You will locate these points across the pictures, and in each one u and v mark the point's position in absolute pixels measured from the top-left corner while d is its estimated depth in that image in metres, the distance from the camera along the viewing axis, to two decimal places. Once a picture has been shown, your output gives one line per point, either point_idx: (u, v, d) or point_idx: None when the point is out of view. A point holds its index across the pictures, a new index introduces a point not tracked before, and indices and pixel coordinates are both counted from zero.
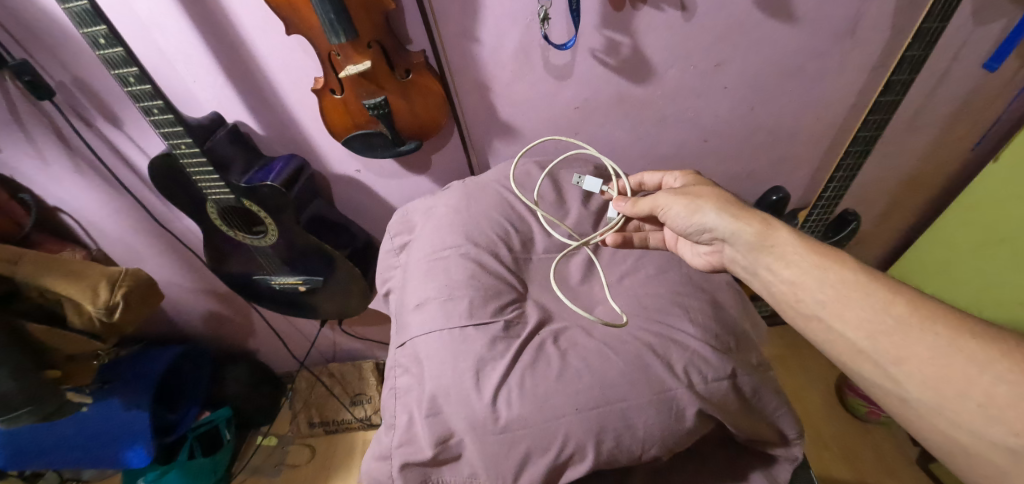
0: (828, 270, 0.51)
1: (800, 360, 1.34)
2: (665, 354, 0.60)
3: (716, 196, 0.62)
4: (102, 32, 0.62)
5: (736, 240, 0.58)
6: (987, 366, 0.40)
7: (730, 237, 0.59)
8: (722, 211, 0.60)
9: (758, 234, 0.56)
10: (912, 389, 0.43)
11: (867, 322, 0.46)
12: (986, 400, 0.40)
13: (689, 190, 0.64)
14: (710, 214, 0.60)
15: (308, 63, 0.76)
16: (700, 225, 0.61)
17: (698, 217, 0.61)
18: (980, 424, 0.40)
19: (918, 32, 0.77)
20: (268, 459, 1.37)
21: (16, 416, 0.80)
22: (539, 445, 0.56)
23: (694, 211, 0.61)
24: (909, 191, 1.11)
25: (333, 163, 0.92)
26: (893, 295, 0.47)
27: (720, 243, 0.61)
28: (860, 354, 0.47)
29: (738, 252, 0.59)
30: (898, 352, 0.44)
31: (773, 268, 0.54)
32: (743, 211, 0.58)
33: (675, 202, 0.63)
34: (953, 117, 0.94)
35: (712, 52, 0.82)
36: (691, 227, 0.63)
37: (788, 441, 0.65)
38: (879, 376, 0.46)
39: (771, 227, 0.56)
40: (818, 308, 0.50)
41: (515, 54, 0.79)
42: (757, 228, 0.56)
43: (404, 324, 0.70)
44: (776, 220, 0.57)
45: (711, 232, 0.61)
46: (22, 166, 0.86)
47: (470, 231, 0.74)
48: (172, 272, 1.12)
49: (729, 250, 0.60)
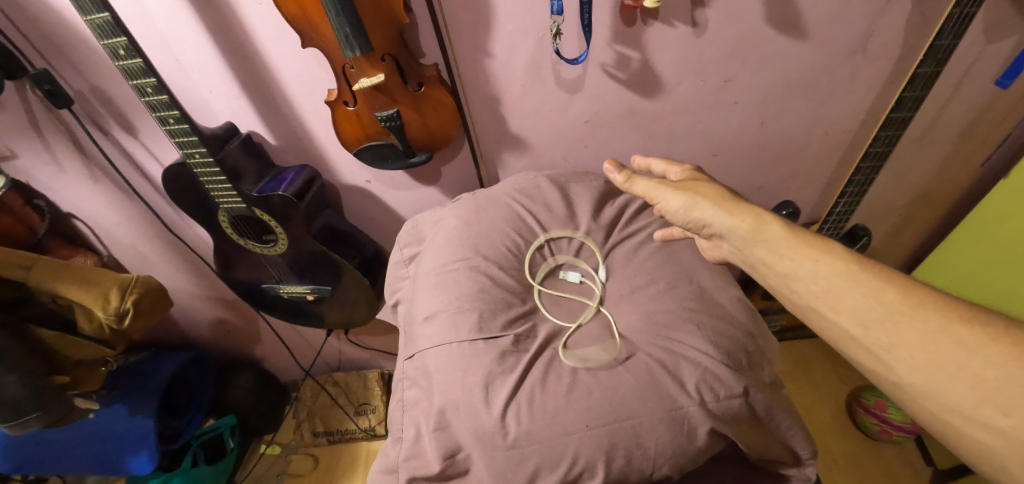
0: (821, 262, 0.50)
1: (810, 377, 1.33)
2: (677, 371, 0.59)
3: (713, 191, 0.61)
4: (122, 44, 0.62)
5: (731, 234, 0.58)
6: (976, 349, 0.39)
7: (726, 233, 0.59)
8: (718, 206, 0.59)
9: (751, 229, 0.56)
10: (904, 373, 0.43)
11: (859, 310, 0.46)
12: (975, 383, 0.39)
13: (687, 184, 0.63)
14: (706, 210, 0.60)
15: (323, 75, 0.77)
16: (697, 220, 0.61)
17: (695, 213, 0.61)
18: (971, 407, 0.39)
19: (929, 49, 0.77)
20: (271, 468, 1.36)
21: (24, 422, 0.79)
22: (549, 462, 0.55)
23: (693, 207, 0.61)
24: (921, 207, 1.10)
25: (343, 173, 0.93)
26: (884, 282, 0.46)
27: (718, 236, 0.61)
28: (853, 341, 0.46)
29: (735, 246, 0.59)
30: (890, 337, 0.44)
31: (768, 262, 0.55)
32: (738, 207, 0.58)
33: (672, 196, 0.62)
34: (966, 132, 0.94)
35: (722, 68, 0.82)
36: (689, 221, 0.63)
37: (801, 461, 0.64)
38: (871, 361, 0.45)
39: (764, 221, 0.55)
40: (812, 299, 0.50)
41: (527, 69, 0.79)
42: (749, 224, 0.56)
43: (413, 336, 0.70)
44: (769, 214, 0.56)
45: (708, 227, 0.61)
46: (38, 173, 0.87)
47: (481, 245, 0.73)
48: (181, 280, 1.12)
49: (727, 243, 0.60)
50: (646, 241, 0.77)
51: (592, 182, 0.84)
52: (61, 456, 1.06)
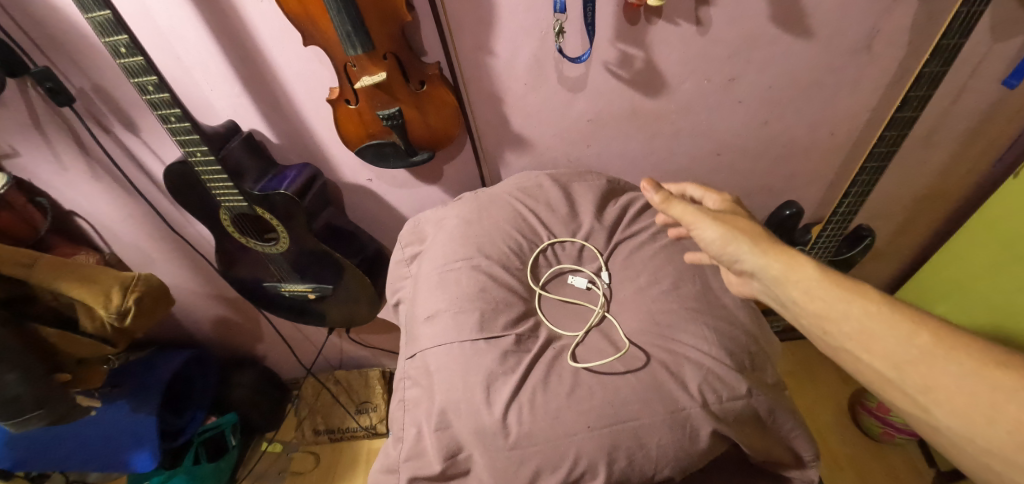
0: (853, 303, 0.47)
1: (813, 378, 1.33)
2: (679, 373, 0.59)
3: (751, 229, 0.57)
4: (123, 42, 0.62)
5: (763, 274, 0.54)
6: (1014, 395, 0.38)
7: (758, 272, 0.54)
8: (752, 243, 0.55)
9: (785, 268, 0.52)
10: (942, 417, 0.42)
11: (892, 353, 0.44)
12: (1015, 428, 0.38)
13: (724, 216, 0.59)
14: (741, 246, 0.56)
15: (324, 73, 0.76)
16: (730, 255, 0.57)
17: (728, 248, 0.57)
18: (1011, 452, 0.38)
19: (935, 49, 0.76)
20: (273, 466, 1.36)
21: (26, 419, 0.80)
22: (551, 462, 0.55)
23: (727, 242, 0.57)
24: (926, 207, 1.09)
25: (344, 172, 0.93)
26: (915, 325, 0.44)
27: (749, 275, 0.57)
28: (888, 383, 0.45)
29: (766, 286, 0.54)
30: (925, 382, 0.43)
31: (799, 303, 0.51)
32: (773, 246, 0.54)
33: (709, 227, 0.57)
34: (971, 132, 0.93)
35: (725, 66, 0.82)
36: (720, 255, 0.58)
37: (804, 463, 0.64)
38: (908, 404, 0.44)
39: (799, 262, 0.52)
40: (843, 340, 0.48)
41: (529, 67, 0.79)
42: (784, 263, 0.52)
43: (415, 336, 0.70)
44: (806, 257, 0.52)
45: (740, 265, 0.56)
46: (40, 171, 0.87)
47: (482, 244, 0.73)
48: (183, 278, 1.13)
49: (758, 283, 0.56)
50: (649, 241, 0.76)
51: (595, 181, 0.83)
52: (63, 453, 1.07)
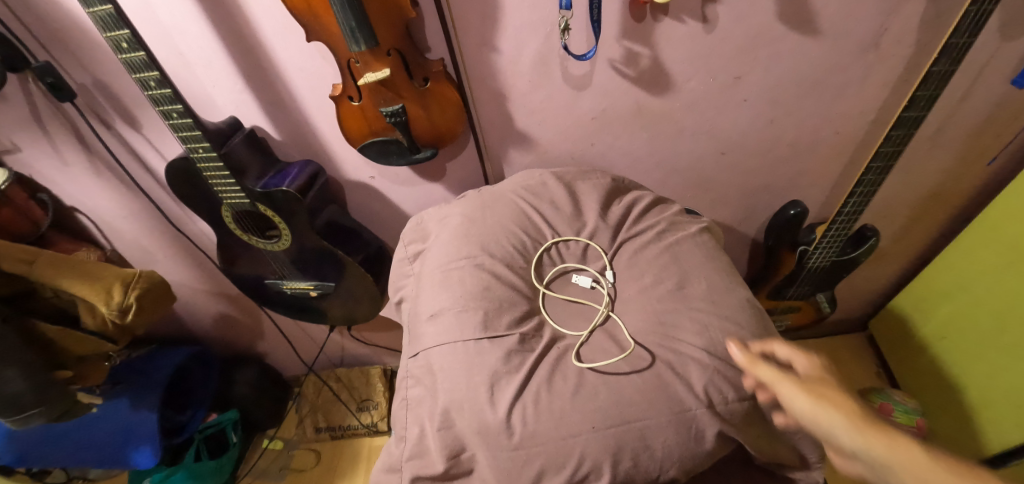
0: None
1: None
2: (684, 373, 0.59)
3: (842, 400, 0.49)
4: (125, 36, 0.61)
5: (863, 458, 0.45)
6: None
7: (857, 456, 0.46)
8: (848, 420, 0.47)
9: (888, 453, 0.43)
10: None
11: None
12: None
13: (814, 384, 0.51)
14: (834, 422, 0.47)
15: (327, 69, 0.76)
16: (821, 433, 0.48)
17: (819, 424, 0.48)
18: None
19: (944, 48, 0.75)
20: (274, 463, 1.36)
21: (27, 416, 0.79)
22: (555, 463, 0.55)
23: (817, 415, 0.49)
24: (931, 207, 1.09)
25: (347, 169, 0.92)
26: None
27: (846, 457, 0.48)
28: None
29: (869, 473, 0.45)
30: None
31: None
32: (875, 427, 0.45)
33: (796, 396, 0.50)
34: (977, 132, 0.92)
35: (731, 64, 0.81)
36: (810, 430, 0.50)
37: (808, 464, 0.64)
38: None
39: (906, 449, 0.43)
40: None
41: (534, 64, 0.78)
42: (888, 447, 0.44)
43: (418, 335, 0.69)
44: (916, 442, 0.43)
45: (833, 446, 0.48)
46: (41, 167, 0.86)
47: (486, 242, 0.73)
48: (184, 275, 1.12)
49: (859, 468, 0.47)
50: (654, 240, 0.75)
51: (600, 179, 0.82)
52: (64, 448, 1.07)
